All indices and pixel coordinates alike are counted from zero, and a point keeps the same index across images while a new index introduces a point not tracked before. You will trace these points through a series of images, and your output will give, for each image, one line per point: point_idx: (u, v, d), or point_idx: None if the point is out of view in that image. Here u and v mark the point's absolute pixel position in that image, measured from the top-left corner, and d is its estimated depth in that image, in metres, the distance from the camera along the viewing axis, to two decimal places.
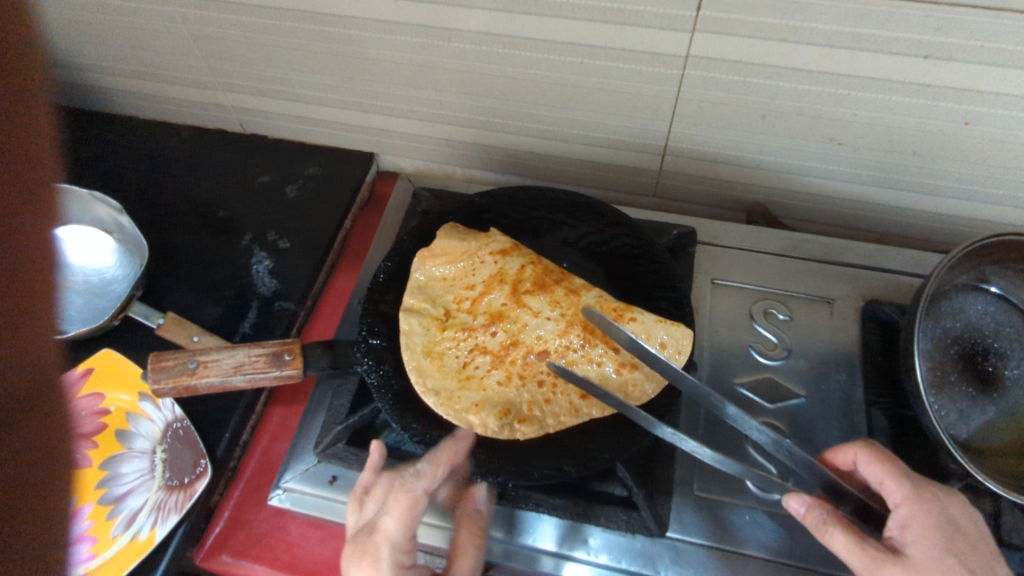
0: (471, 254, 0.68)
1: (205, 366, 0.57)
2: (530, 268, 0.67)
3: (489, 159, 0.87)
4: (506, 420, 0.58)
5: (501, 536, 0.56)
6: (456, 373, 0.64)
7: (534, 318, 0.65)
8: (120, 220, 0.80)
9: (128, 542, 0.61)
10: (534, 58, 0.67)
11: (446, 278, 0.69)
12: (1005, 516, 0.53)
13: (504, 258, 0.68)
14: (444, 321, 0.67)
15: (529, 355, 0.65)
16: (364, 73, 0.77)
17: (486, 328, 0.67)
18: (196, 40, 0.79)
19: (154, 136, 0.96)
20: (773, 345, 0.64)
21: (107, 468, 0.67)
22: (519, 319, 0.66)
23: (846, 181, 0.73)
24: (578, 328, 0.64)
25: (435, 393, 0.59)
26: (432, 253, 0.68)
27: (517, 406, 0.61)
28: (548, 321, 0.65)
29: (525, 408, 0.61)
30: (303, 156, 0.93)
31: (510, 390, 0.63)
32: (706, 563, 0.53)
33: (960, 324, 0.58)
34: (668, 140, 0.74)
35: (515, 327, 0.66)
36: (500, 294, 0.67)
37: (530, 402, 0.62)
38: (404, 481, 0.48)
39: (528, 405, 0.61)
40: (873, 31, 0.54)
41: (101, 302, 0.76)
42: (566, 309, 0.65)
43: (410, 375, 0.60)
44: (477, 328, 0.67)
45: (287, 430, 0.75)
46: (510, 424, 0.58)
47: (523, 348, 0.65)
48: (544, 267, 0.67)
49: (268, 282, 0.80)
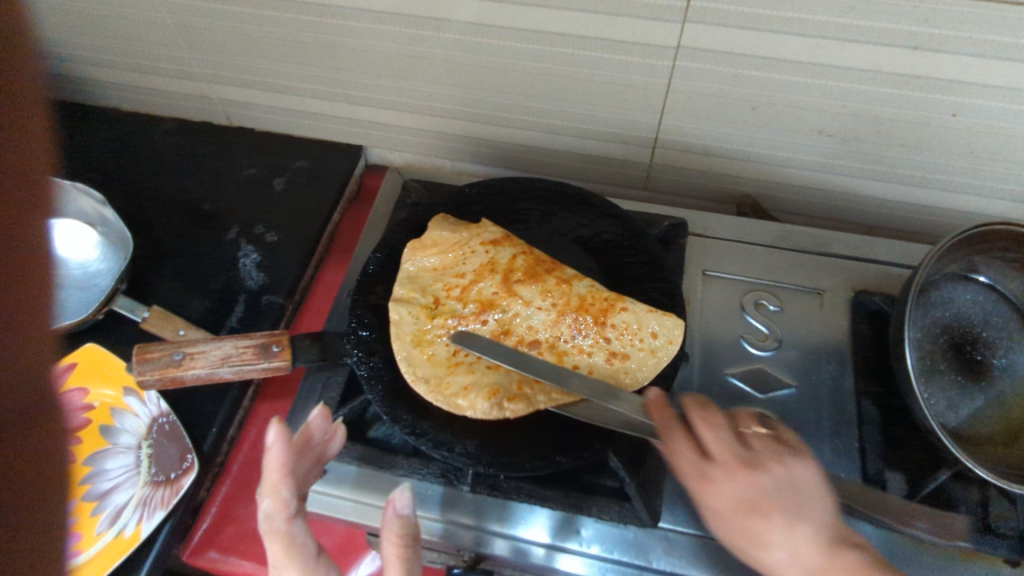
0: (461, 245, 0.68)
1: (192, 358, 0.56)
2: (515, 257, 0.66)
3: (479, 152, 0.86)
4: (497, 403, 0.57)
5: (489, 528, 0.56)
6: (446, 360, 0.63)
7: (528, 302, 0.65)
8: (104, 212, 0.79)
9: (114, 538, 0.61)
10: (524, 49, 0.67)
11: (435, 268, 0.68)
12: (993, 504, 0.53)
13: (495, 248, 0.67)
14: (433, 309, 0.66)
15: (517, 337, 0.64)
16: (353, 64, 0.76)
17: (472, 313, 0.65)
18: (181, 31, 0.77)
19: (139, 129, 0.94)
20: (763, 336, 0.64)
21: (91, 464, 0.66)
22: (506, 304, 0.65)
23: (835, 174, 0.73)
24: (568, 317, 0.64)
25: (424, 380, 0.59)
26: (422, 244, 0.67)
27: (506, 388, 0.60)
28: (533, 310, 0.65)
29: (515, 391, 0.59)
30: (290, 149, 0.92)
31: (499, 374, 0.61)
32: (697, 553, 0.53)
33: (949, 314, 0.58)
34: (658, 132, 0.74)
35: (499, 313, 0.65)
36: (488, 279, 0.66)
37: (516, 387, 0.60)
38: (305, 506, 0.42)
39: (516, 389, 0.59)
40: (861, 22, 0.54)
41: (84, 295, 0.74)
42: (557, 299, 0.65)
43: (399, 364, 0.59)
44: (467, 316, 0.66)
45: (276, 424, 0.74)
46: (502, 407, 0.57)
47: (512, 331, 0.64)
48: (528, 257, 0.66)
49: (255, 275, 0.79)
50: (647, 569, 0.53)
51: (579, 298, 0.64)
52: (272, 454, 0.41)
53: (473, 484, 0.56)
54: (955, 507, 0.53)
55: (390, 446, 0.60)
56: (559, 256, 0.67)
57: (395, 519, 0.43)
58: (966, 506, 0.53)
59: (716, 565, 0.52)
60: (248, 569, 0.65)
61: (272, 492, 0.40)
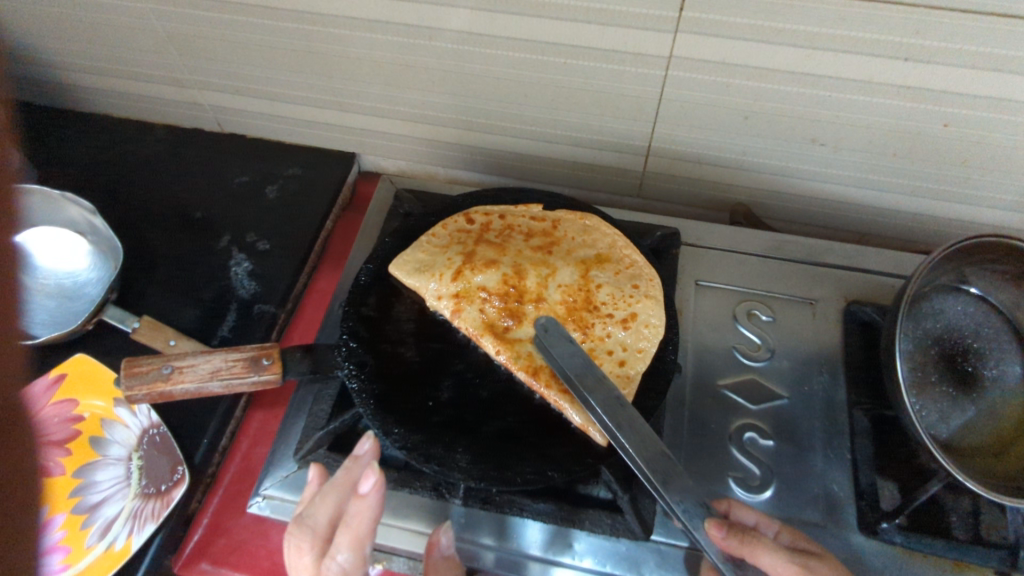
0: (504, 237, 0.70)
1: (181, 372, 0.55)
2: (595, 246, 0.69)
3: (473, 160, 0.86)
4: (408, 386, 0.58)
5: (501, 546, 0.55)
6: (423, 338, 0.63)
7: (556, 307, 0.65)
8: (94, 222, 0.78)
9: (104, 551, 0.60)
10: (517, 58, 0.66)
11: (490, 251, 0.68)
12: (984, 514, 0.53)
13: (508, 253, 0.68)
14: (475, 285, 0.66)
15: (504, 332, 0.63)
16: (345, 72, 0.76)
17: (496, 300, 0.65)
18: (171, 37, 0.77)
19: (130, 135, 0.93)
20: (755, 346, 0.64)
21: (80, 476, 0.65)
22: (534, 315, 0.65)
23: (828, 183, 0.73)
24: (510, 342, 0.63)
25: (376, 326, 0.62)
26: (469, 222, 0.70)
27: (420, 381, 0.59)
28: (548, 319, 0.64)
29: (464, 371, 0.61)
30: (282, 156, 0.91)
31: (488, 354, 0.63)
32: (690, 566, 0.53)
33: (940, 326, 0.59)
34: (651, 141, 0.74)
35: (515, 297, 0.65)
36: (527, 280, 0.66)
37: (473, 375, 0.61)
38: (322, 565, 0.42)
39: (453, 377, 0.60)
40: (852, 33, 0.54)
41: (75, 306, 0.74)
42: (498, 325, 0.64)
43: (372, 304, 0.64)
44: (481, 303, 0.65)
45: (267, 434, 0.73)
46: (410, 395, 0.57)
47: (516, 315, 0.65)
48: (594, 244, 0.69)
49: (247, 284, 0.79)
50: None
51: (517, 340, 0.63)
52: (365, 511, 0.43)
53: (465, 499, 0.55)
54: (946, 518, 0.53)
55: (381, 459, 0.59)
56: (563, 262, 0.68)
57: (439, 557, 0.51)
58: (956, 517, 0.53)
59: None
60: None
61: (355, 549, 0.42)
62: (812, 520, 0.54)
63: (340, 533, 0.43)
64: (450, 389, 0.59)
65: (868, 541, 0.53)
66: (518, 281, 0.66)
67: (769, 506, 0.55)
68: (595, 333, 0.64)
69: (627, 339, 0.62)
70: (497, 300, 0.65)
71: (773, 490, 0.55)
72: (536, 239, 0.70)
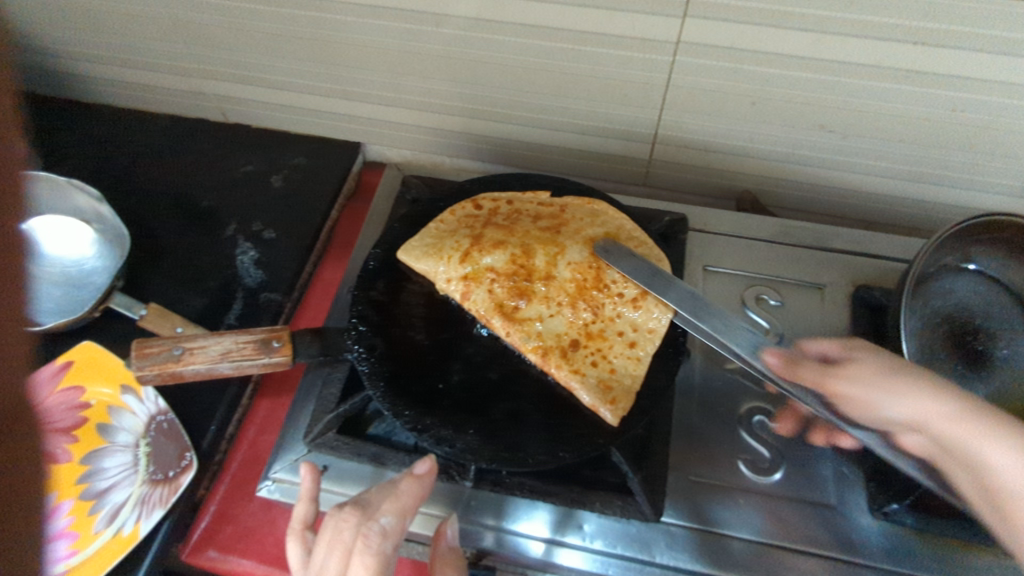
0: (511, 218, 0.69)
1: (192, 354, 0.55)
2: (604, 226, 0.69)
3: (478, 148, 0.86)
4: (421, 366, 0.58)
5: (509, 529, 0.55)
6: (433, 319, 0.64)
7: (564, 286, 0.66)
8: (101, 210, 0.78)
9: (113, 537, 0.60)
10: (526, 44, 0.66)
11: (494, 232, 0.68)
12: None
13: (516, 232, 0.68)
14: (479, 266, 0.66)
15: (513, 313, 0.64)
16: (351, 60, 0.76)
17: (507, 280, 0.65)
18: (177, 26, 0.77)
19: (136, 125, 0.93)
20: (764, 331, 0.63)
21: (88, 463, 0.65)
22: (544, 296, 0.65)
23: (834, 169, 0.73)
24: (519, 322, 0.63)
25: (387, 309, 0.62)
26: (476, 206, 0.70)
27: (434, 361, 0.59)
28: (558, 300, 0.65)
29: (477, 350, 0.62)
30: (288, 145, 0.91)
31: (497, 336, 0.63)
32: (702, 548, 0.53)
33: (950, 304, 0.59)
34: (657, 128, 0.74)
35: (524, 278, 0.65)
36: (535, 260, 0.66)
37: (484, 356, 0.61)
38: (368, 530, 0.44)
39: (467, 356, 0.61)
40: (861, 16, 0.54)
41: (81, 294, 0.74)
42: (506, 305, 0.64)
43: (384, 285, 0.64)
44: (489, 283, 0.65)
45: (274, 423, 0.73)
46: (421, 375, 0.58)
47: (525, 295, 0.65)
48: (603, 224, 0.69)
49: (254, 273, 0.79)
50: (651, 564, 0.53)
51: (527, 318, 0.64)
52: (414, 490, 0.49)
53: (476, 481, 0.55)
54: None
55: (391, 443, 0.60)
56: (571, 242, 0.67)
57: (446, 548, 0.50)
58: None
59: (720, 560, 0.52)
60: (247, 568, 0.63)
61: (398, 516, 0.46)
62: (825, 503, 0.54)
63: (388, 502, 0.47)
64: (459, 371, 0.59)
65: (879, 523, 0.53)
66: (526, 263, 0.66)
67: (779, 488, 0.55)
68: (604, 313, 0.65)
69: (636, 320, 0.63)
70: (505, 280, 0.65)
71: (784, 473, 0.55)
72: (544, 221, 0.69)
